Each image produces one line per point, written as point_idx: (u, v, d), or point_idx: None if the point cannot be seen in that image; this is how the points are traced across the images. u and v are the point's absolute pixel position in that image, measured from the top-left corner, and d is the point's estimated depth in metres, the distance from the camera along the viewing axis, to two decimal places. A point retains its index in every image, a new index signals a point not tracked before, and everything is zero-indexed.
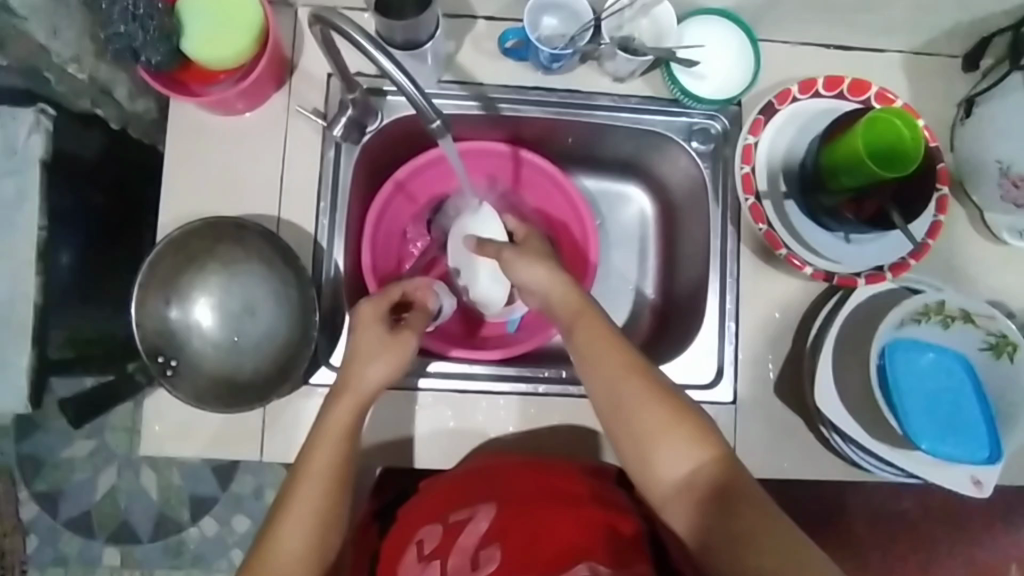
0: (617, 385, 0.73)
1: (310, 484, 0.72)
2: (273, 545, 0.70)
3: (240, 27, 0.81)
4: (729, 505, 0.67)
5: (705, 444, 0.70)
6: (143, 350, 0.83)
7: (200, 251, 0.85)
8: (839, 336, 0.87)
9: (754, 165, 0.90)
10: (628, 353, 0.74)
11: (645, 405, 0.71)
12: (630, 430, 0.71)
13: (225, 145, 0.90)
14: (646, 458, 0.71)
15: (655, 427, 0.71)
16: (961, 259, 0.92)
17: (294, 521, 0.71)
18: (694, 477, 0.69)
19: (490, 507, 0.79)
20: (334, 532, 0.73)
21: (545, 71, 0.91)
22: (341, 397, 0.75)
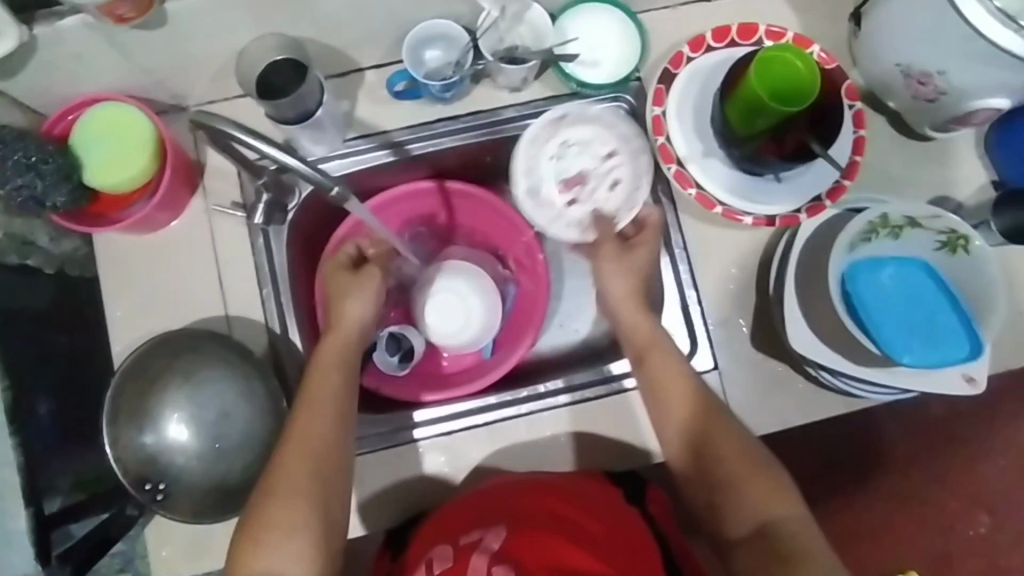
0: (696, 434, 0.78)
1: (302, 455, 0.74)
2: (262, 524, 0.70)
3: (135, 146, 0.82)
4: (799, 558, 0.68)
5: (772, 493, 0.73)
6: (128, 483, 0.82)
7: (159, 371, 0.84)
8: (797, 276, 0.87)
9: (668, 134, 0.91)
10: (712, 411, 0.79)
11: (721, 453, 0.76)
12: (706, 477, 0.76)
13: (157, 260, 0.90)
14: (721, 507, 0.75)
15: (729, 473, 0.75)
16: (895, 166, 0.92)
17: (286, 496, 0.71)
18: (766, 530, 0.72)
19: (501, 528, 0.76)
20: (324, 517, 0.72)
21: (443, 102, 0.92)
22: (290, 441, 0.74)
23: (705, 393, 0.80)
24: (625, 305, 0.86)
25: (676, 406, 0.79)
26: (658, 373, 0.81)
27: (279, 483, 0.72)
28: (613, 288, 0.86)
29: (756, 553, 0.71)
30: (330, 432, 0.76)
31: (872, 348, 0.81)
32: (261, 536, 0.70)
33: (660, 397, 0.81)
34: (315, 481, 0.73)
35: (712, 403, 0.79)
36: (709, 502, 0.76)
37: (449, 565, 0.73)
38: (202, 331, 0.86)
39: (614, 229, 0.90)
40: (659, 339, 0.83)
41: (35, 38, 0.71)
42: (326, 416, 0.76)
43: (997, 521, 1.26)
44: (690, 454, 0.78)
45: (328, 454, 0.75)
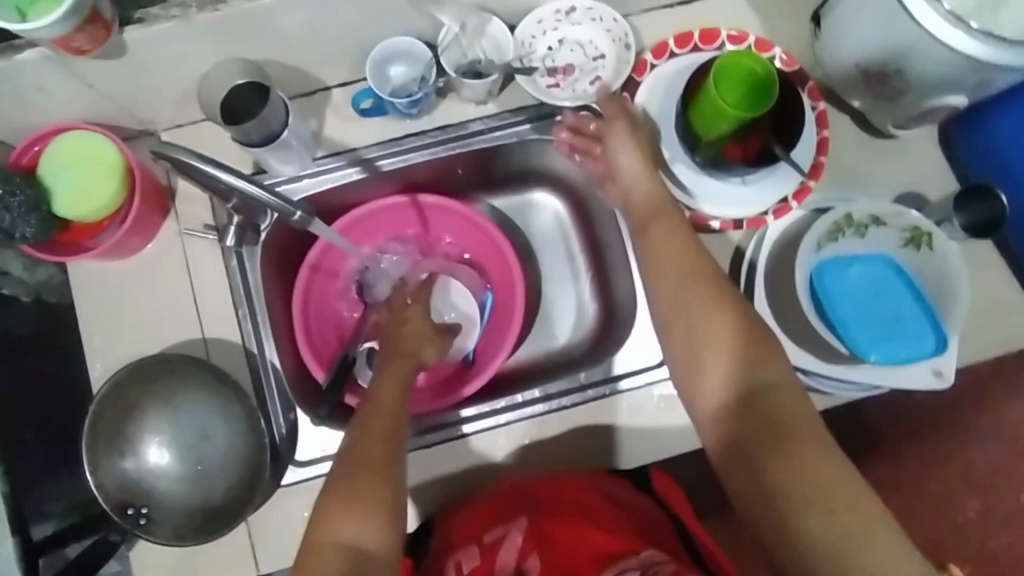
0: (680, 255, 0.77)
1: (378, 434, 0.73)
2: (345, 495, 0.69)
3: (103, 173, 0.82)
4: (788, 429, 0.65)
5: (766, 360, 0.70)
6: (111, 509, 0.83)
7: (136, 397, 0.85)
8: (767, 279, 0.88)
9: None
10: (720, 283, 0.75)
11: (711, 313, 0.73)
12: (668, 272, 0.77)
13: (132, 285, 0.91)
14: (696, 327, 0.73)
15: (714, 327, 0.72)
16: (860, 163, 0.93)
17: (376, 463, 0.71)
18: (752, 381, 0.68)
19: (522, 520, 0.79)
20: (395, 487, 0.70)
21: (410, 117, 0.93)
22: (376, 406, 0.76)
23: (711, 262, 0.76)
24: (637, 168, 0.85)
25: (681, 276, 0.76)
26: (659, 232, 0.80)
27: (359, 459, 0.71)
28: (624, 163, 0.86)
29: (743, 417, 0.67)
30: (397, 419, 0.75)
31: (842, 347, 0.83)
32: (347, 502, 0.68)
33: (666, 267, 0.77)
34: (389, 456, 0.72)
35: (715, 272, 0.75)
36: (690, 325, 0.73)
37: (476, 562, 0.76)
38: (177, 353, 0.86)
39: (622, 106, 0.88)
40: (664, 203, 0.82)
41: None
42: (395, 414, 0.76)
43: (986, 505, 1.27)
44: (671, 297, 0.75)
45: (398, 437, 0.74)
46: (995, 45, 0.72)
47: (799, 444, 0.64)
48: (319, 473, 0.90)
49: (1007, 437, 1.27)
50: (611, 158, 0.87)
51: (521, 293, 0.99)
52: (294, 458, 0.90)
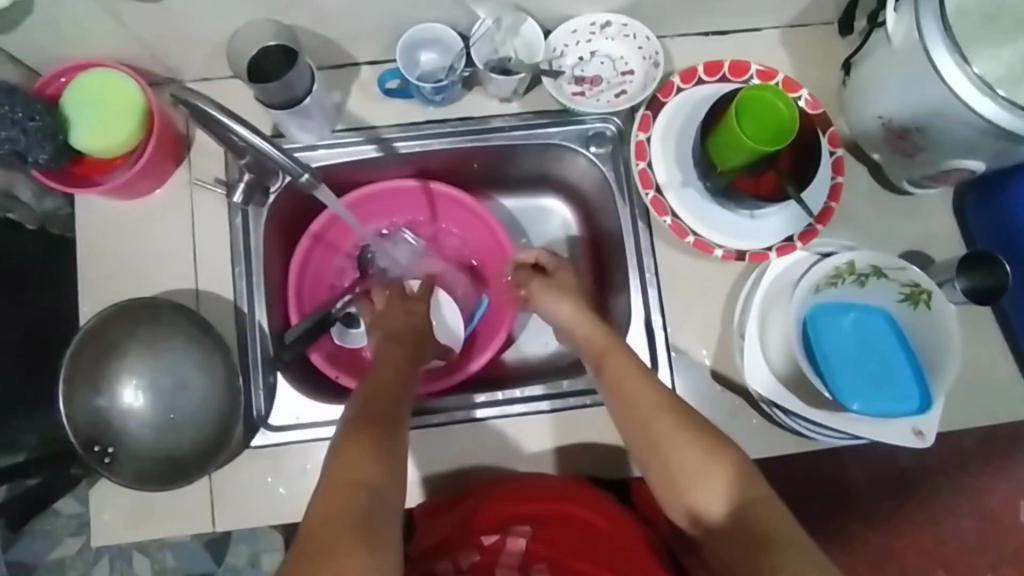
0: (641, 398, 0.76)
1: (381, 395, 0.74)
2: (362, 441, 0.67)
3: (122, 113, 0.83)
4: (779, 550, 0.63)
5: (744, 490, 0.69)
6: (76, 442, 0.83)
7: (119, 337, 0.84)
8: (760, 313, 0.88)
9: (649, 160, 0.91)
10: (678, 414, 0.74)
11: (678, 447, 0.72)
12: (631, 409, 0.76)
13: (133, 227, 0.91)
14: (671, 464, 0.72)
15: (688, 464, 0.71)
16: (870, 216, 0.93)
17: (383, 424, 0.70)
18: (733, 506, 0.68)
19: (526, 526, 0.82)
20: (399, 443, 0.69)
21: (433, 105, 0.93)
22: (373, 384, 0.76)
23: (664, 393, 0.76)
24: (572, 312, 0.88)
25: (642, 420, 0.75)
26: (613, 368, 0.80)
27: (368, 413, 0.71)
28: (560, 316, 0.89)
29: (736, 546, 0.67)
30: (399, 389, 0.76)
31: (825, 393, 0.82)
32: (362, 446, 0.66)
33: (629, 410, 0.76)
34: (397, 421, 0.71)
35: (672, 402, 0.75)
36: (660, 466, 0.73)
37: (477, 558, 0.80)
38: (166, 298, 0.86)
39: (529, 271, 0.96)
40: (610, 340, 0.83)
41: None
42: (396, 389, 0.76)
43: None
44: (640, 433, 0.75)
45: (405, 401, 0.75)
46: (1018, 116, 0.72)
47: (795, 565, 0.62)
48: (289, 441, 0.90)
49: (982, 513, 1.26)
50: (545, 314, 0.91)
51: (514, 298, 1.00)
52: (267, 422, 0.91)
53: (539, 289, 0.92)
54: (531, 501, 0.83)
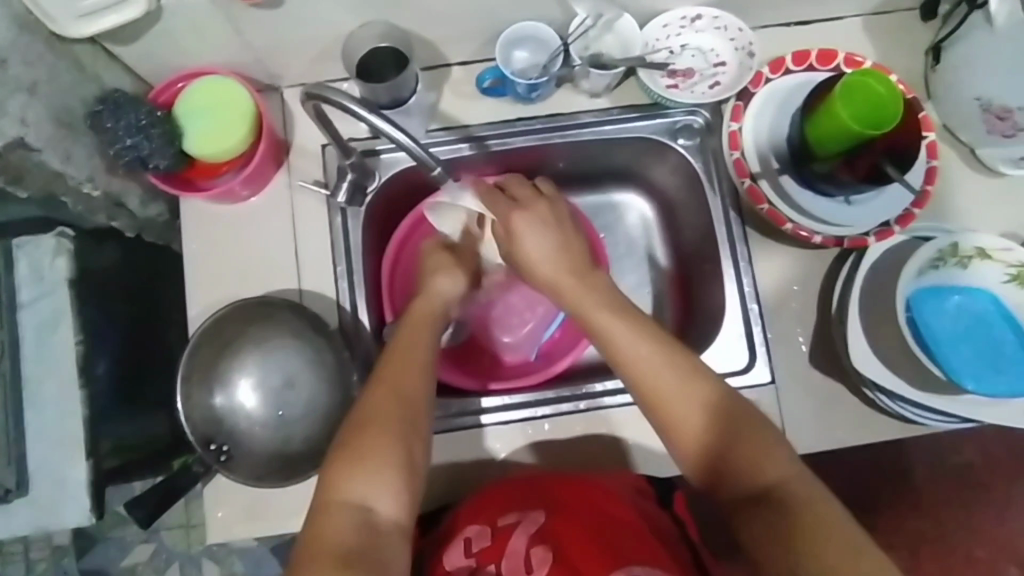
0: (654, 364, 0.68)
1: (391, 392, 0.71)
2: (360, 454, 0.67)
3: (234, 117, 0.85)
4: (789, 511, 0.61)
5: (741, 427, 0.66)
6: (195, 440, 0.85)
7: (233, 336, 0.87)
8: (863, 298, 0.88)
9: (742, 150, 0.92)
10: (667, 353, 0.69)
11: (669, 391, 0.67)
12: (617, 352, 0.70)
13: (237, 230, 0.93)
14: (664, 409, 0.67)
15: (685, 409, 0.67)
16: (964, 199, 0.94)
17: (380, 429, 0.68)
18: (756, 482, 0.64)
19: (539, 513, 0.77)
20: (417, 456, 0.69)
21: (525, 102, 0.95)
22: (384, 376, 0.72)
23: (653, 332, 0.70)
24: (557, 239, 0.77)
25: (651, 393, 0.68)
26: (589, 303, 0.73)
27: (372, 425, 0.69)
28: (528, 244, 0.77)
29: (758, 520, 0.62)
30: (420, 380, 0.73)
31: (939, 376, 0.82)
32: (356, 465, 0.66)
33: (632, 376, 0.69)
34: (400, 423, 0.69)
35: (661, 344, 0.69)
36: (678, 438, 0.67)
37: (487, 543, 0.76)
38: (278, 298, 0.88)
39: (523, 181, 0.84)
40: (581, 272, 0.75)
41: (161, 7, 0.76)
42: (410, 392, 0.71)
43: None
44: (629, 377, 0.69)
45: (415, 401, 0.71)
46: None
47: (803, 528, 0.60)
48: None
49: None
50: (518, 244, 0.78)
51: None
52: None
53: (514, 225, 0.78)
54: (543, 489, 0.81)
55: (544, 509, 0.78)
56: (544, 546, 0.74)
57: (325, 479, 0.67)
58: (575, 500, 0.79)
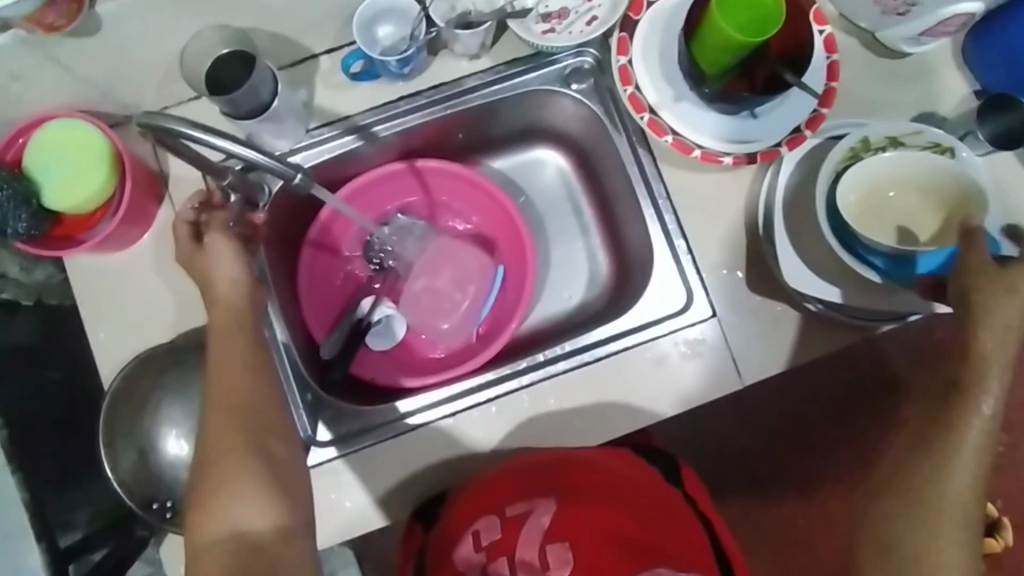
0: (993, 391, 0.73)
1: (221, 411, 0.72)
2: (214, 487, 0.68)
3: (87, 156, 0.79)
4: (923, 501, 0.76)
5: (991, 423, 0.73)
6: (135, 503, 0.82)
7: (149, 390, 0.83)
8: (784, 207, 0.86)
9: (636, 84, 0.87)
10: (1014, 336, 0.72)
11: (997, 338, 0.72)
12: (1004, 290, 0.71)
13: (131, 278, 0.88)
14: (980, 340, 0.72)
15: (991, 357, 0.72)
16: (873, 87, 0.90)
17: (225, 455, 0.70)
18: (947, 468, 0.75)
19: (549, 501, 0.81)
20: (280, 467, 0.72)
21: (402, 79, 0.90)
22: (212, 409, 0.72)
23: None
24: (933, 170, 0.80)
25: (963, 369, 0.74)
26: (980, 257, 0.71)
27: (214, 456, 0.70)
28: (223, 269, 0.78)
29: (910, 475, 0.77)
30: (250, 387, 0.74)
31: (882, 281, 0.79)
32: (211, 499, 0.68)
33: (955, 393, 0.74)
34: (252, 435, 0.72)
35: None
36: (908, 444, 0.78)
37: (497, 536, 0.80)
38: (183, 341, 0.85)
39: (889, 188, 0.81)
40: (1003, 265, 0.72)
41: None
42: (235, 408, 0.72)
43: None
44: (968, 317, 0.72)
45: (251, 406, 0.73)
46: None
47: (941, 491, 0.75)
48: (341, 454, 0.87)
49: None
50: (205, 273, 0.79)
51: (530, 275, 0.97)
52: (316, 439, 0.87)
53: (200, 258, 0.79)
54: (542, 478, 0.82)
55: (553, 498, 0.81)
56: (559, 542, 0.78)
57: (187, 528, 0.68)
58: (582, 485, 0.81)
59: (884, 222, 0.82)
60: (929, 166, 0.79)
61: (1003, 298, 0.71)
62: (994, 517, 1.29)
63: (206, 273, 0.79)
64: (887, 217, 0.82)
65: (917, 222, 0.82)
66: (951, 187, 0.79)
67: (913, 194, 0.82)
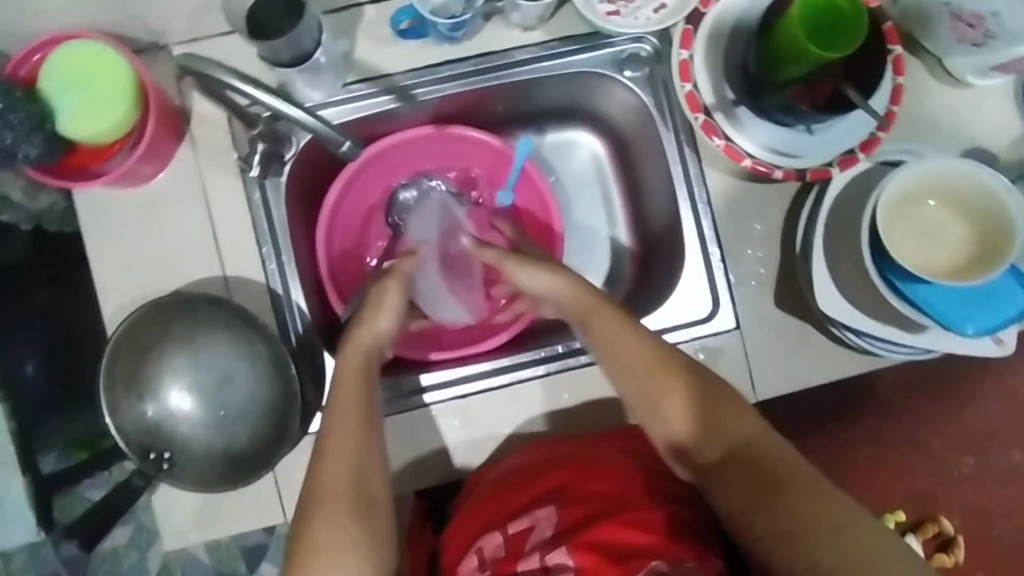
0: (679, 403, 0.70)
1: (342, 450, 0.67)
2: (312, 546, 0.64)
3: (104, 79, 0.74)
4: (771, 482, 0.65)
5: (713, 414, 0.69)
6: (131, 452, 0.79)
7: (156, 338, 0.80)
8: (827, 232, 0.83)
9: (694, 81, 0.84)
10: (647, 358, 0.71)
11: (627, 366, 0.72)
12: (618, 358, 0.72)
13: (143, 217, 0.84)
14: (626, 387, 0.72)
15: (650, 392, 0.71)
16: (931, 114, 0.87)
17: (331, 510, 0.64)
18: (740, 464, 0.67)
19: (550, 510, 0.73)
20: (375, 519, 0.66)
21: (450, 42, 0.85)
22: (331, 431, 0.68)
23: (642, 334, 0.72)
24: (954, 204, 0.80)
25: (646, 405, 0.71)
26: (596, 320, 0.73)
27: (324, 495, 0.65)
28: (388, 312, 0.74)
29: (757, 506, 0.64)
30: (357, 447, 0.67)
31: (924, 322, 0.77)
32: (311, 557, 0.63)
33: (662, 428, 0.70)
34: (354, 487, 0.66)
35: (642, 345, 0.72)
36: (736, 501, 0.66)
37: (502, 550, 0.72)
38: (197, 292, 0.81)
39: (924, 211, 0.80)
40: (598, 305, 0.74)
41: None
42: (348, 460, 0.67)
43: None
44: (614, 365, 0.72)
45: (363, 457, 0.67)
46: None
47: (772, 483, 0.65)
48: None
49: None
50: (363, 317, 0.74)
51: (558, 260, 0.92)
52: (322, 405, 0.85)
53: (369, 304, 0.75)
54: (547, 475, 0.76)
55: (554, 505, 0.73)
56: (560, 550, 0.69)
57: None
58: (591, 482, 0.74)
59: (913, 239, 0.80)
60: (967, 180, 0.78)
61: (591, 313, 0.73)
62: (948, 533, 1.10)
63: (370, 301, 0.75)
64: (917, 233, 0.80)
65: (948, 244, 0.80)
66: (987, 213, 0.78)
67: (948, 211, 0.80)
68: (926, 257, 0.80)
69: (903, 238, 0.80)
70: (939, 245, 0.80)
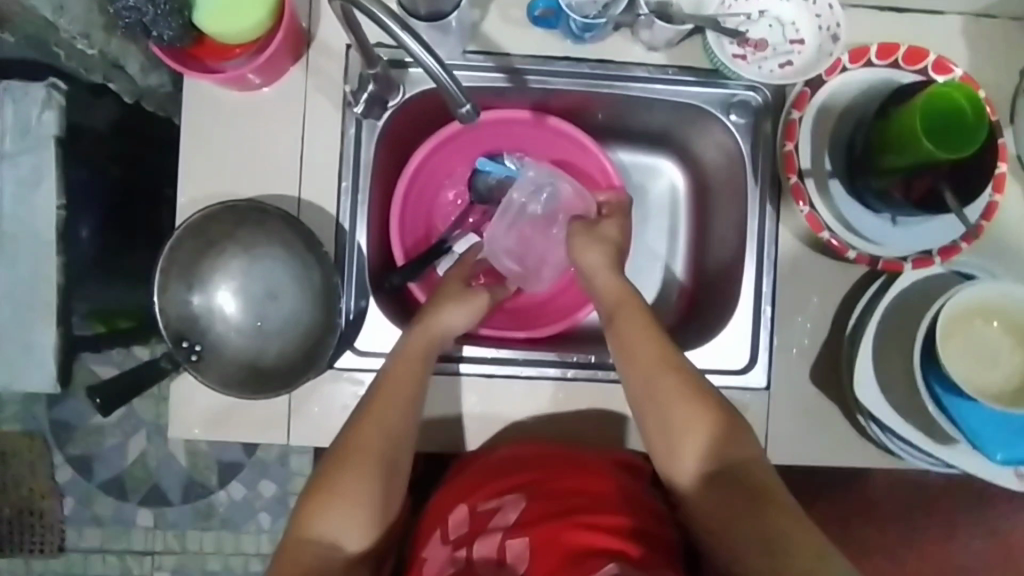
0: (693, 439, 0.71)
1: (375, 437, 0.72)
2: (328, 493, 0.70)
3: None
4: (763, 506, 0.67)
5: (724, 433, 0.71)
6: (167, 336, 0.81)
7: (220, 236, 0.83)
8: (880, 326, 0.84)
9: (797, 142, 0.84)
10: (673, 369, 0.74)
11: (654, 372, 0.74)
12: (644, 364, 0.74)
13: (240, 121, 0.86)
14: (653, 397, 0.73)
15: (673, 408, 0.72)
16: (1017, 240, 0.87)
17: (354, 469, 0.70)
18: (732, 489, 0.69)
19: (520, 496, 0.75)
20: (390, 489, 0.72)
21: (575, 41, 0.87)
22: (363, 426, 0.72)
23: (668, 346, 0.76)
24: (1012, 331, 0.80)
25: (661, 414, 0.72)
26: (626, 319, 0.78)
27: (352, 461, 0.71)
28: (458, 318, 0.82)
29: (740, 524, 0.67)
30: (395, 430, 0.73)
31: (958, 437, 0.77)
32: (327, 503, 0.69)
33: (669, 440, 0.72)
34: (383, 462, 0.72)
35: (670, 361, 0.74)
36: (719, 516, 0.69)
37: (465, 530, 0.74)
38: (274, 205, 0.83)
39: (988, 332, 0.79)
40: (630, 298, 0.79)
41: None
42: (401, 408, 0.74)
43: None
44: (640, 370, 0.75)
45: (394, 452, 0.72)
46: None
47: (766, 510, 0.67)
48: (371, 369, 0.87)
49: None
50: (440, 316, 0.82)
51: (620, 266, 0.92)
52: (353, 345, 0.87)
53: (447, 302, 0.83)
54: (521, 471, 0.78)
55: (524, 494, 0.75)
56: (519, 537, 0.71)
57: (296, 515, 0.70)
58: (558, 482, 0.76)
59: (970, 354, 0.79)
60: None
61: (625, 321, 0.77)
62: None
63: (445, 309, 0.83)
64: (973, 351, 0.79)
65: (999, 369, 0.79)
66: None
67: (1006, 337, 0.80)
68: (976, 376, 0.79)
69: (960, 355, 0.79)
70: (991, 368, 0.79)
